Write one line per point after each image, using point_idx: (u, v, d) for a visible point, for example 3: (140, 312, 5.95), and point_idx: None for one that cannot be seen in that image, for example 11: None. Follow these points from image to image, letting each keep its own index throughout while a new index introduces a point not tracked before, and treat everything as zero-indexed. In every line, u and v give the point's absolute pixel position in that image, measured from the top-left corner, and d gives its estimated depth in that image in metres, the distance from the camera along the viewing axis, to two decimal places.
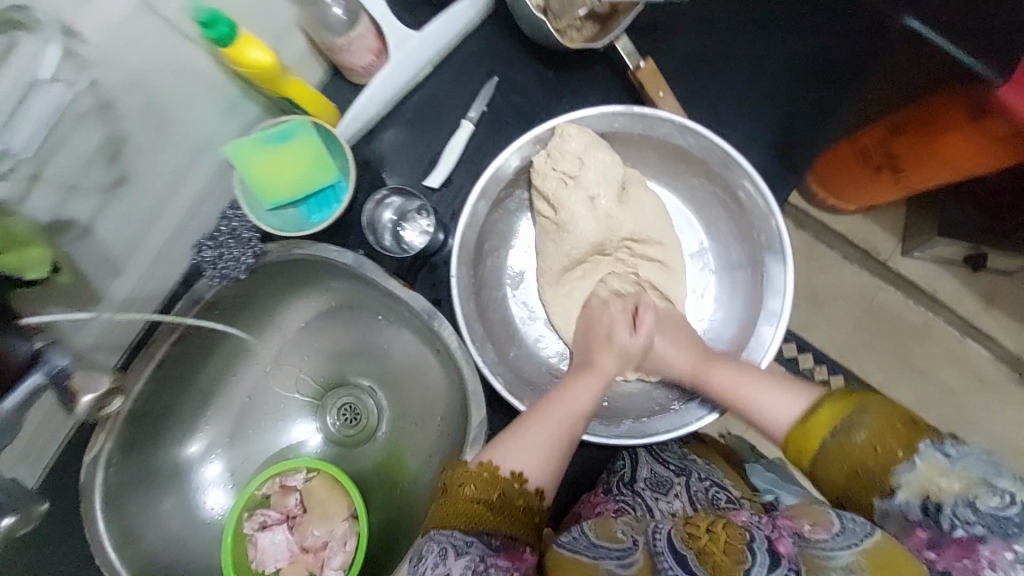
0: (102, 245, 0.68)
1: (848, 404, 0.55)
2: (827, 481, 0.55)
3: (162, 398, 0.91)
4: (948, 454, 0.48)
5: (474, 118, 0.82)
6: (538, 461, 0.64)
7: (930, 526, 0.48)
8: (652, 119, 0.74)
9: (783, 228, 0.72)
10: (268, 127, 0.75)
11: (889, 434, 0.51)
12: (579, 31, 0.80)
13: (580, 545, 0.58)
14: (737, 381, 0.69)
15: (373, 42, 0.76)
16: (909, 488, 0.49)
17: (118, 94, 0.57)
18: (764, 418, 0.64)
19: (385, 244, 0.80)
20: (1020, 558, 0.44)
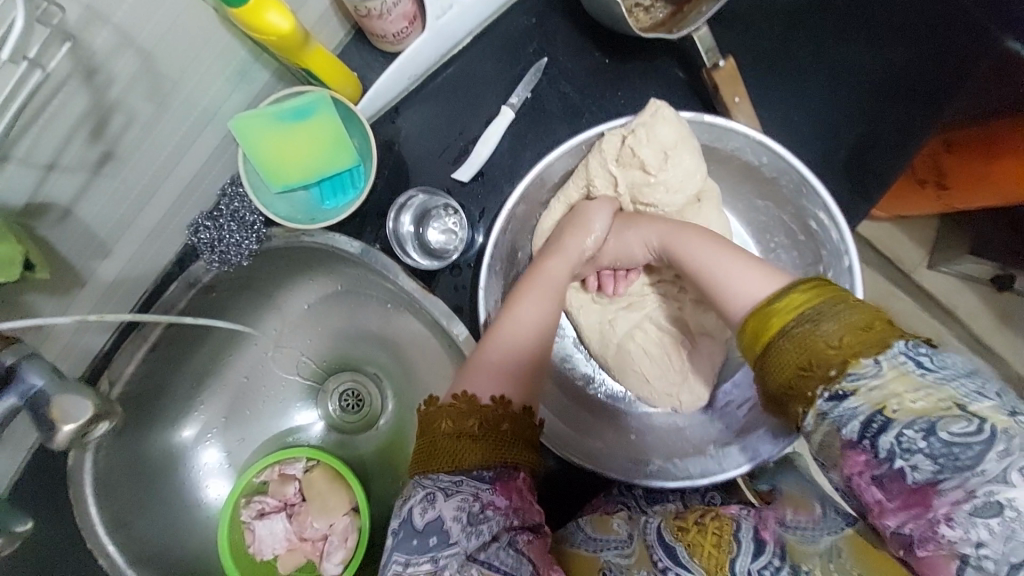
0: (86, 228, 0.59)
1: (820, 294, 0.49)
2: (775, 375, 0.49)
3: (155, 378, 0.85)
4: (921, 368, 0.42)
5: (515, 104, 0.71)
6: (509, 377, 0.60)
7: (868, 450, 0.42)
8: (727, 128, 0.65)
9: (857, 269, 0.63)
10: (283, 99, 0.64)
11: (863, 339, 0.45)
12: (649, 11, 0.70)
13: (580, 538, 0.64)
14: (710, 262, 0.61)
15: (409, 6, 0.64)
16: (865, 397, 0.43)
17: (104, 59, 0.48)
18: (723, 300, 0.58)
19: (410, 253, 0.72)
20: (978, 509, 0.38)
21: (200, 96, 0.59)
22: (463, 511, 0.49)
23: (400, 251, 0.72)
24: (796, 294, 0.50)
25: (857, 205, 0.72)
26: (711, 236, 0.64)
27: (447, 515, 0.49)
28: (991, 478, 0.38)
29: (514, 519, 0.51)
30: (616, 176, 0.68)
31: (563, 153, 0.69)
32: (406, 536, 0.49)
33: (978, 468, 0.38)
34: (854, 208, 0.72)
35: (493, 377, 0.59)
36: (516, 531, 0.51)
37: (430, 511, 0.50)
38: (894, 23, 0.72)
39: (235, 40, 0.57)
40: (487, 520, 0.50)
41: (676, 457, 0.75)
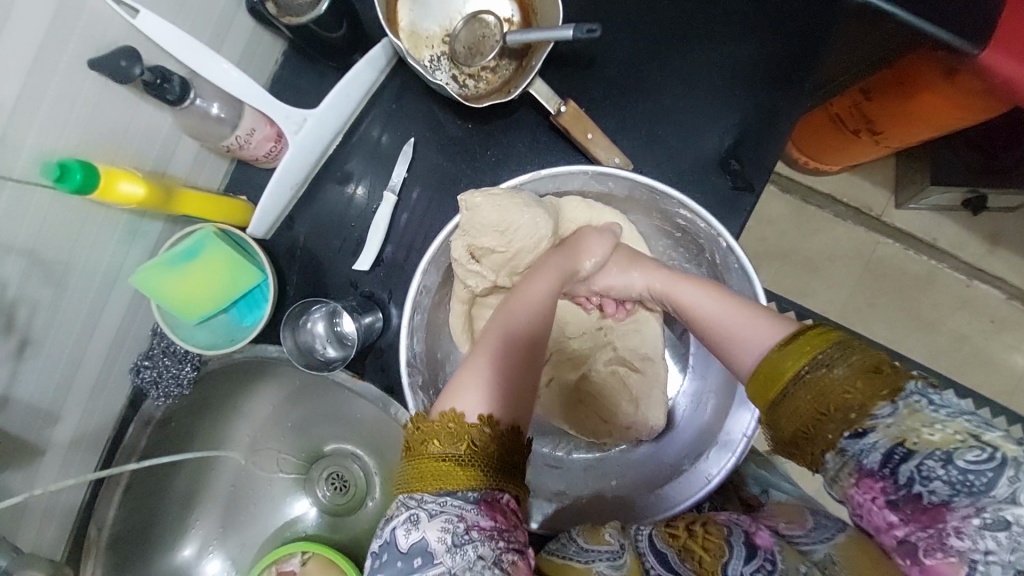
0: (26, 407, 0.65)
1: (828, 339, 0.51)
2: (787, 419, 0.51)
3: (138, 514, 0.90)
4: (934, 405, 0.44)
5: (395, 187, 0.76)
6: (497, 391, 0.59)
7: (887, 478, 0.44)
8: (561, 174, 0.69)
9: (734, 246, 0.66)
10: (173, 245, 0.69)
11: (875, 381, 0.47)
12: (496, 72, 0.73)
13: (569, 551, 0.60)
14: (699, 303, 0.65)
15: (268, 129, 0.69)
16: (883, 432, 0.45)
17: None
18: (729, 341, 0.60)
19: (331, 355, 0.76)
20: (988, 523, 0.41)
21: (96, 263, 0.64)
22: (445, 530, 0.50)
23: (320, 353, 0.76)
24: (805, 340, 0.52)
25: (739, 195, 0.73)
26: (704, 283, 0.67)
27: (432, 536, 0.50)
28: (1001, 499, 0.41)
29: (500, 539, 0.51)
30: (484, 270, 0.71)
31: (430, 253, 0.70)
32: (390, 557, 0.50)
33: (990, 491, 0.41)
34: (736, 200, 0.73)
35: (477, 393, 0.59)
36: (501, 553, 0.50)
37: (410, 532, 0.50)
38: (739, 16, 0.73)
39: (115, 208, 0.63)
40: (471, 541, 0.49)
41: (660, 486, 0.72)
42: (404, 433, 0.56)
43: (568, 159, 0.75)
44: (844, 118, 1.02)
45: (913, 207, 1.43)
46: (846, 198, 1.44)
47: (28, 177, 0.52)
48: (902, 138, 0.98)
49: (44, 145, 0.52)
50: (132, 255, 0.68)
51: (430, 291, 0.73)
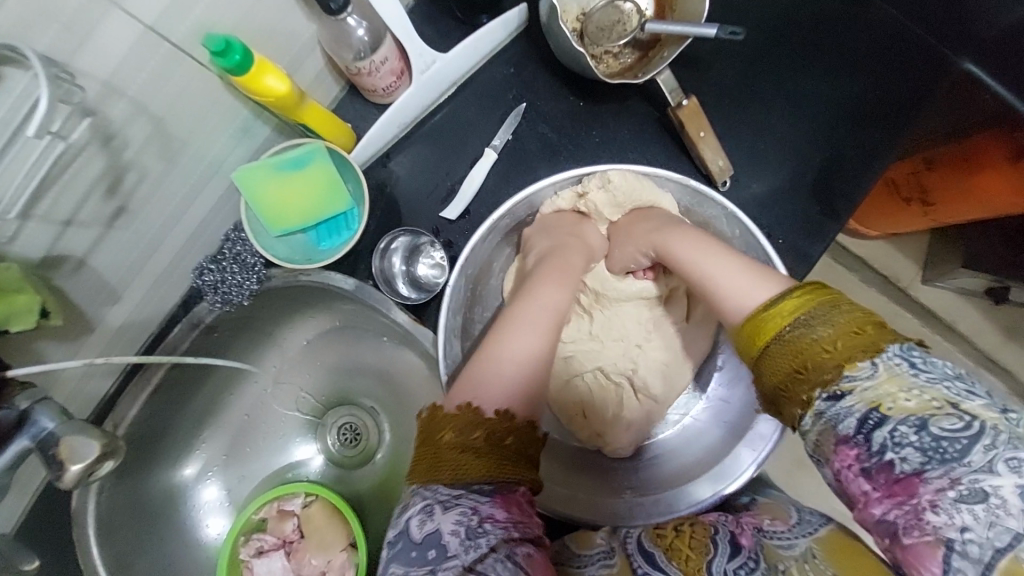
0: (96, 277, 0.63)
1: (825, 299, 0.50)
2: (772, 372, 0.50)
3: (158, 419, 0.87)
4: (914, 368, 0.43)
5: (498, 146, 0.77)
6: (512, 392, 0.59)
7: (861, 444, 0.43)
8: (704, 197, 0.72)
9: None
10: (281, 151, 0.70)
11: (852, 341, 0.47)
12: (618, 58, 0.74)
13: (564, 558, 0.65)
14: (700, 260, 0.65)
15: (396, 63, 0.70)
16: (859, 395, 0.44)
17: (121, 125, 0.53)
18: (726, 300, 0.60)
19: (404, 294, 0.77)
20: (963, 496, 0.39)
21: (204, 150, 0.64)
22: (459, 523, 0.47)
23: (391, 291, 0.77)
24: (795, 300, 0.52)
25: (825, 223, 0.75)
26: (703, 238, 0.68)
27: (446, 528, 0.47)
28: (976, 468, 0.39)
29: (515, 531, 0.48)
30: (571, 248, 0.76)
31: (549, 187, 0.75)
32: (403, 548, 0.48)
33: (962, 458, 0.39)
34: (825, 229, 0.75)
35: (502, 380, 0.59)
36: (513, 547, 0.47)
37: (424, 522, 0.48)
38: (855, 55, 0.77)
39: (238, 101, 0.63)
40: (484, 533, 0.47)
41: (595, 496, 0.74)
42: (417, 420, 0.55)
43: (671, 157, 0.77)
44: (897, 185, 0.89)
45: (939, 284, 1.50)
46: (877, 263, 1.53)
47: (180, 45, 0.52)
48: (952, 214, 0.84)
49: (207, 22, 0.53)
50: (234, 154, 0.68)
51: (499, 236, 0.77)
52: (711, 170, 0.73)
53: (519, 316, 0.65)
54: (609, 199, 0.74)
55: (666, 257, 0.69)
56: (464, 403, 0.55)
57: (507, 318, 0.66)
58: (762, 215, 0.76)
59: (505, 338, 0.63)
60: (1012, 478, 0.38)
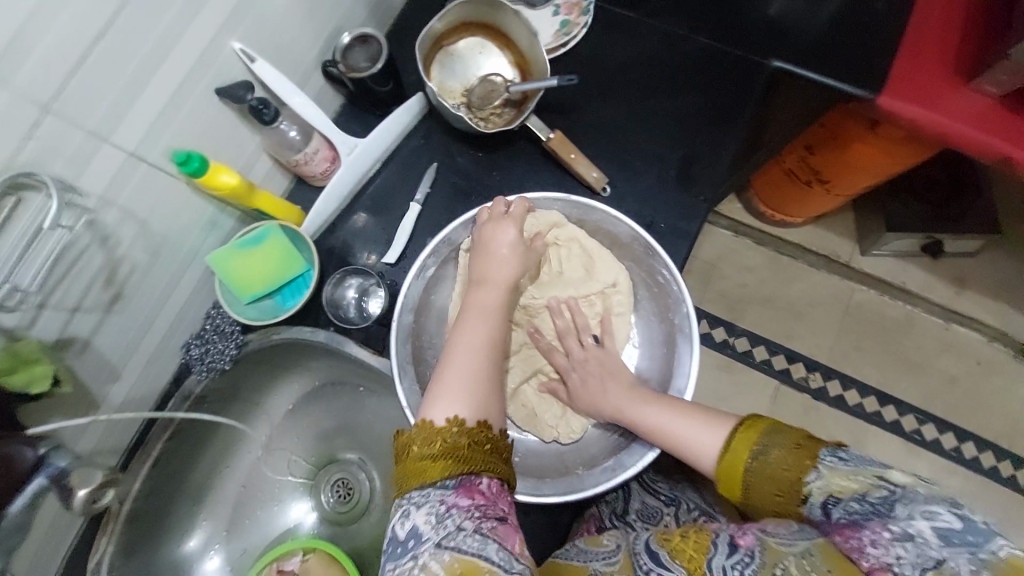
0: (99, 356, 0.76)
1: (754, 432, 0.66)
2: (762, 501, 0.64)
3: (160, 494, 0.95)
4: (843, 461, 0.59)
5: (420, 199, 0.95)
6: (465, 401, 0.66)
7: (826, 519, 0.58)
8: (587, 206, 0.88)
9: (692, 312, 0.83)
10: (244, 234, 0.87)
11: (800, 457, 0.61)
12: (500, 116, 0.94)
13: (571, 554, 0.80)
14: (663, 421, 0.77)
15: (327, 151, 0.90)
16: (818, 491, 0.59)
17: (114, 227, 0.70)
18: (695, 454, 0.72)
19: (349, 316, 0.92)
20: (895, 535, 0.51)
21: (182, 243, 0.81)
22: (430, 513, 0.56)
23: (338, 314, 0.91)
24: (739, 440, 0.67)
25: (695, 204, 0.91)
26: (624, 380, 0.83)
27: (420, 520, 0.56)
28: (902, 517, 0.51)
29: (477, 511, 0.57)
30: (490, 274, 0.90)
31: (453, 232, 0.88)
32: (391, 548, 0.57)
33: (892, 513, 0.52)
34: (695, 208, 0.91)
35: (456, 402, 0.65)
36: (479, 522, 0.55)
37: (405, 518, 0.57)
38: (687, 76, 0.97)
39: (205, 199, 0.81)
40: (452, 515, 0.56)
41: (549, 477, 0.84)
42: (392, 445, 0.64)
43: (560, 178, 0.95)
44: (795, 171, 1.40)
45: (877, 252, 1.64)
46: (815, 246, 1.66)
47: (156, 162, 0.71)
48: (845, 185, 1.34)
49: (176, 144, 0.73)
50: (208, 243, 0.86)
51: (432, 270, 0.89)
52: (589, 182, 0.91)
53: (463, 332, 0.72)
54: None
55: (633, 419, 0.79)
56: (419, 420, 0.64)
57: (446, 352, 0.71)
58: (644, 210, 0.92)
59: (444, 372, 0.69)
60: (926, 522, 0.50)
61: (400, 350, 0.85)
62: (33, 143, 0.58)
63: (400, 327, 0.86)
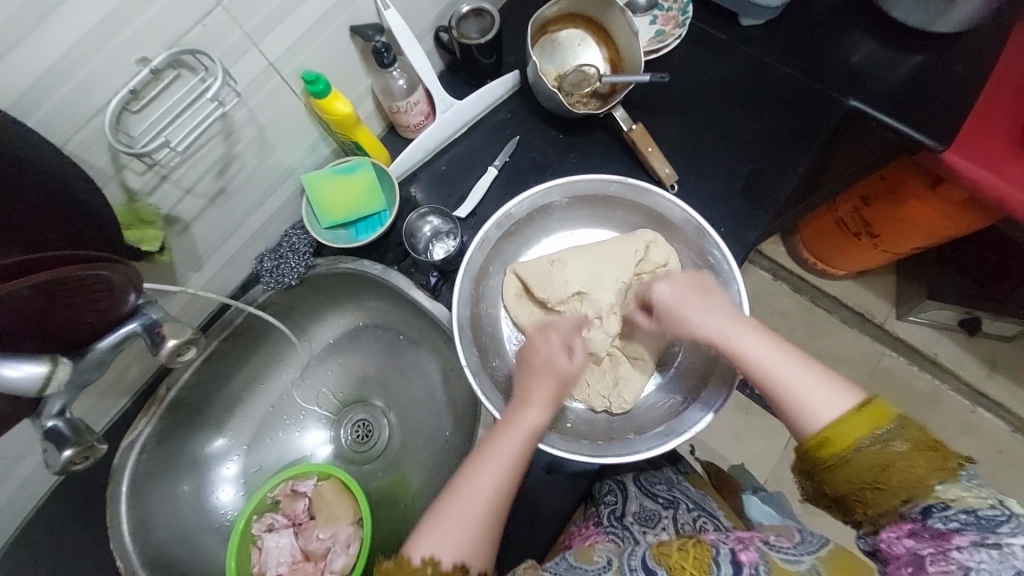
0: (191, 243, 0.83)
1: (883, 419, 0.60)
2: (850, 480, 0.60)
3: (202, 390, 0.99)
4: (969, 480, 0.56)
5: (498, 165, 1.01)
6: (465, 538, 0.66)
7: (915, 520, 0.57)
8: (644, 189, 0.90)
9: (743, 291, 0.83)
10: (337, 164, 0.95)
11: (930, 458, 0.57)
12: (585, 104, 1.00)
13: (560, 567, 0.78)
14: (768, 362, 0.70)
15: (424, 105, 0.97)
16: (931, 495, 0.56)
17: (239, 125, 0.77)
18: (800, 407, 0.66)
19: (418, 248, 0.97)
20: (985, 545, 0.51)
21: (284, 158, 0.88)
22: None
23: (410, 244, 0.97)
24: (857, 417, 0.61)
25: (756, 216, 0.95)
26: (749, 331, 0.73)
27: None
28: (1004, 534, 0.51)
29: None
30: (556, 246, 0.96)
31: (519, 205, 0.90)
32: None
33: (996, 529, 0.51)
34: (756, 220, 0.94)
35: (448, 538, 0.66)
36: None
37: None
38: (766, 96, 1.01)
39: (313, 124, 0.89)
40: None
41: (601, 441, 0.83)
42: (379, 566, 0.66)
43: (632, 171, 1.00)
44: (846, 222, 1.43)
45: (912, 319, 1.63)
46: (851, 302, 1.67)
47: (286, 77, 0.78)
48: (894, 243, 1.37)
49: (306, 64, 0.80)
50: (303, 164, 0.93)
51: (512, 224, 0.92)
52: (660, 176, 0.95)
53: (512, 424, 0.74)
54: (566, 203, 0.94)
55: (735, 355, 0.72)
56: (403, 552, 0.66)
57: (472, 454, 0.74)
58: (706, 214, 0.96)
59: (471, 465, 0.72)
60: None
61: (463, 284, 0.88)
62: (202, 30, 0.64)
63: (466, 271, 0.89)
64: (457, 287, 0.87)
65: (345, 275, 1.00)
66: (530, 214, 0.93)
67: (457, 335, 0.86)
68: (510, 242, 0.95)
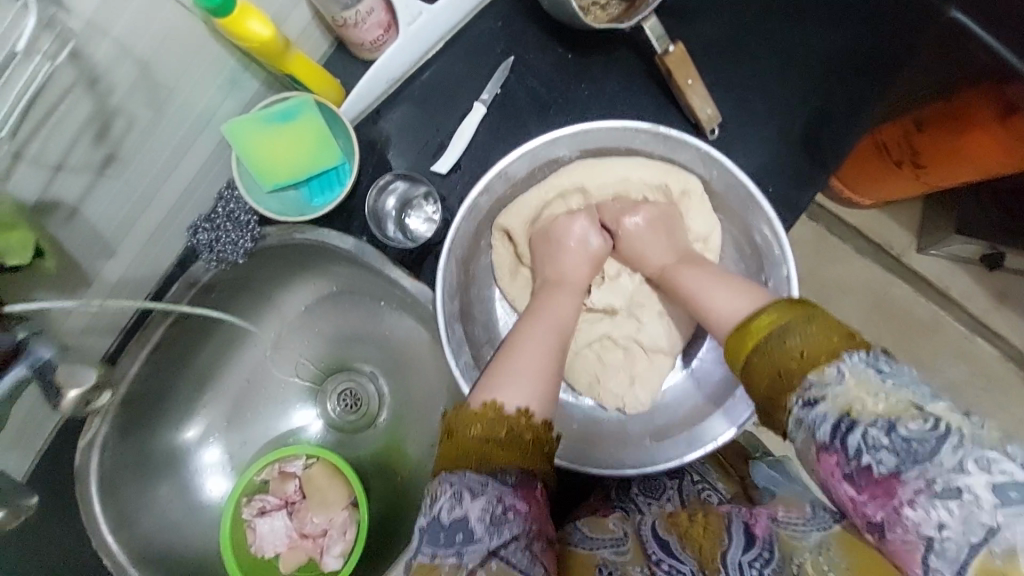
0: (91, 229, 0.64)
1: (793, 312, 0.52)
2: (755, 385, 0.52)
3: (157, 380, 0.88)
4: (881, 373, 0.45)
5: (487, 100, 0.77)
6: (537, 389, 0.59)
7: (838, 450, 0.44)
8: (675, 141, 0.73)
9: (794, 278, 0.69)
10: (271, 104, 0.71)
11: (823, 348, 0.48)
12: (605, 9, 0.74)
13: (576, 538, 0.67)
14: (701, 287, 0.66)
15: (383, 15, 0.71)
16: (832, 402, 0.45)
17: (106, 70, 0.54)
18: (713, 320, 0.62)
19: (389, 234, 0.77)
20: (940, 493, 0.40)
21: (192, 102, 0.65)
22: (486, 510, 0.48)
23: (379, 229, 0.77)
24: (769, 314, 0.54)
25: (812, 170, 0.76)
26: (701, 266, 0.69)
27: (472, 515, 0.47)
28: (948, 469, 0.40)
29: (533, 525, 0.50)
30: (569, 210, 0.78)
31: (516, 161, 0.73)
32: (433, 534, 0.47)
33: (933, 459, 0.40)
34: (807, 175, 0.76)
35: (521, 389, 0.58)
36: (533, 537, 0.49)
37: (454, 508, 0.47)
38: (837, 3, 0.78)
39: (226, 50, 0.64)
40: (509, 521, 0.48)
41: (615, 450, 0.74)
42: (444, 413, 0.55)
43: (659, 108, 0.78)
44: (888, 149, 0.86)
45: (933, 253, 1.45)
46: (870, 232, 1.45)
47: None
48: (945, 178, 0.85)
49: None
50: (225, 107, 0.70)
51: (508, 186, 0.76)
52: (699, 119, 0.74)
53: (512, 351, 0.64)
54: (575, 156, 0.77)
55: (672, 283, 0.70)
56: (487, 401, 0.55)
57: (520, 325, 0.68)
58: (750, 168, 0.78)
59: (520, 337, 0.66)
60: (982, 477, 0.39)
61: (448, 264, 0.73)
62: None
63: (453, 245, 0.74)
64: (440, 271, 0.72)
65: (312, 250, 0.83)
66: (533, 173, 0.77)
67: (444, 326, 0.72)
68: (510, 209, 0.78)
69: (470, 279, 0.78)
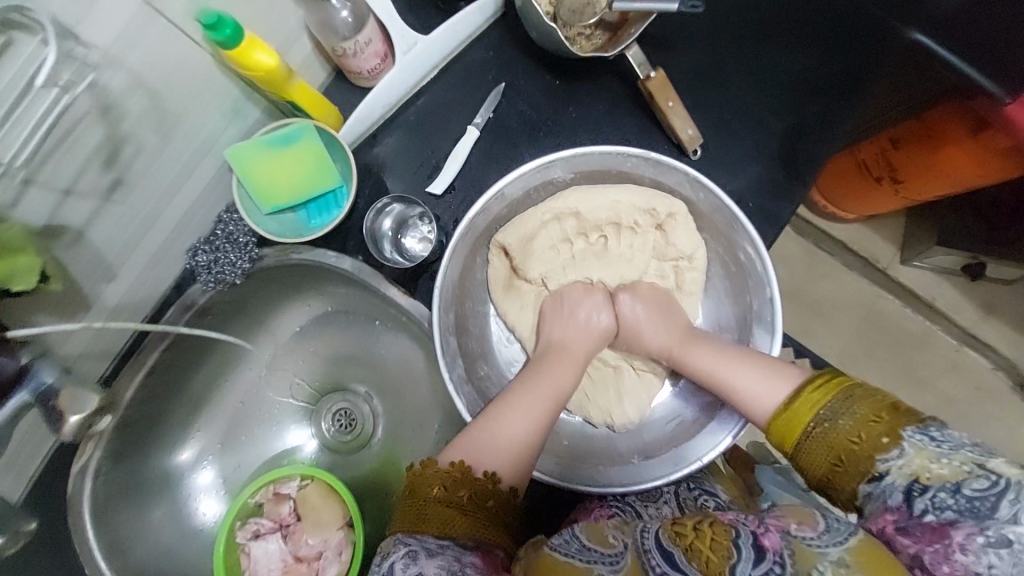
0: (94, 253, 0.65)
1: (828, 393, 0.57)
2: (810, 469, 0.56)
3: (152, 404, 0.87)
4: (935, 441, 0.50)
5: (480, 123, 0.81)
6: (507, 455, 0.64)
7: (902, 509, 0.50)
8: (666, 165, 0.76)
9: (777, 299, 0.72)
10: (270, 131, 0.73)
11: (876, 429, 0.52)
12: (589, 39, 0.78)
13: (572, 549, 0.57)
14: (714, 366, 0.70)
15: (380, 45, 0.74)
16: (898, 472, 0.50)
17: (120, 97, 0.57)
18: (743, 401, 0.65)
19: (385, 253, 0.80)
20: (991, 541, 0.45)
21: (195, 128, 0.68)
22: (441, 567, 0.52)
23: (376, 250, 0.80)
24: (807, 395, 0.58)
25: (791, 186, 0.80)
26: (709, 341, 0.73)
27: (428, 572, 0.52)
28: (1004, 520, 0.45)
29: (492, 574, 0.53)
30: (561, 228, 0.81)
31: (511, 185, 0.76)
32: None
33: (994, 515, 0.46)
34: (786, 189, 0.80)
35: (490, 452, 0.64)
36: None
37: (407, 567, 0.52)
38: (806, 32, 0.83)
39: (230, 78, 0.68)
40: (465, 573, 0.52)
41: (604, 466, 0.76)
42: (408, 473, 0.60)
43: (644, 130, 0.81)
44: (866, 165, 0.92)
45: (916, 264, 1.44)
46: (856, 247, 1.45)
47: (176, 22, 0.58)
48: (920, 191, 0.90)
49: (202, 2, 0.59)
50: (228, 134, 0.73)
51: (502, 206, 0.78)
52: (681, 140, 0.78)
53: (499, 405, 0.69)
54: (569, 177, 0.79)
55: (683, 362, 0.73)
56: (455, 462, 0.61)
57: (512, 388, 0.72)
58: (732, 185, 0.81)
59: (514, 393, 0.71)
60: None
61: (445, 280, 0.75)
62: None
63: (450, 264, 0.76)
64: (437, 286, 0.74)
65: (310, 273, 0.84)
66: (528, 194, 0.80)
67: (438, 342, 0.73)
68: (509, 227, 0.80)
69: (466, 296, 0.80)
